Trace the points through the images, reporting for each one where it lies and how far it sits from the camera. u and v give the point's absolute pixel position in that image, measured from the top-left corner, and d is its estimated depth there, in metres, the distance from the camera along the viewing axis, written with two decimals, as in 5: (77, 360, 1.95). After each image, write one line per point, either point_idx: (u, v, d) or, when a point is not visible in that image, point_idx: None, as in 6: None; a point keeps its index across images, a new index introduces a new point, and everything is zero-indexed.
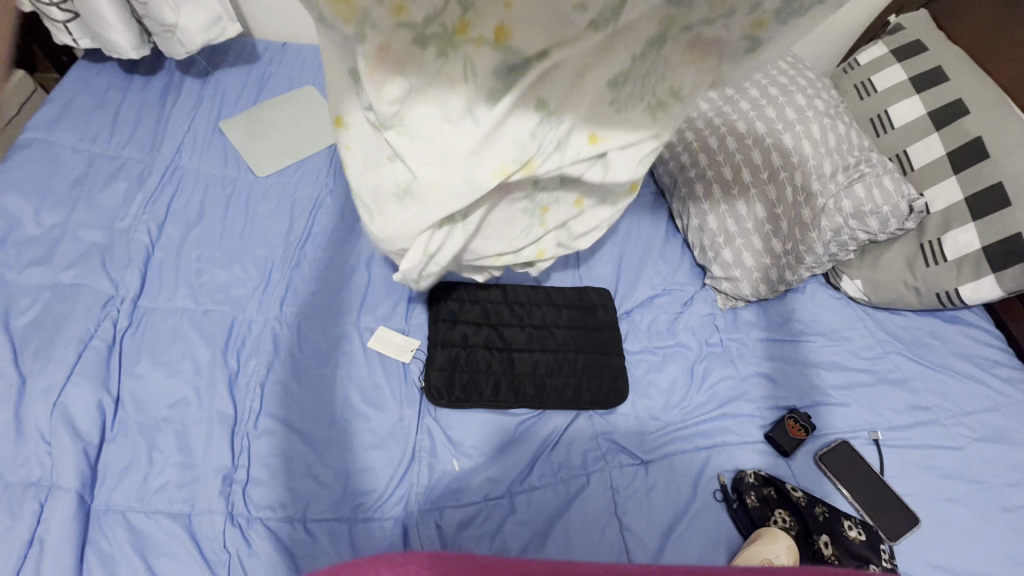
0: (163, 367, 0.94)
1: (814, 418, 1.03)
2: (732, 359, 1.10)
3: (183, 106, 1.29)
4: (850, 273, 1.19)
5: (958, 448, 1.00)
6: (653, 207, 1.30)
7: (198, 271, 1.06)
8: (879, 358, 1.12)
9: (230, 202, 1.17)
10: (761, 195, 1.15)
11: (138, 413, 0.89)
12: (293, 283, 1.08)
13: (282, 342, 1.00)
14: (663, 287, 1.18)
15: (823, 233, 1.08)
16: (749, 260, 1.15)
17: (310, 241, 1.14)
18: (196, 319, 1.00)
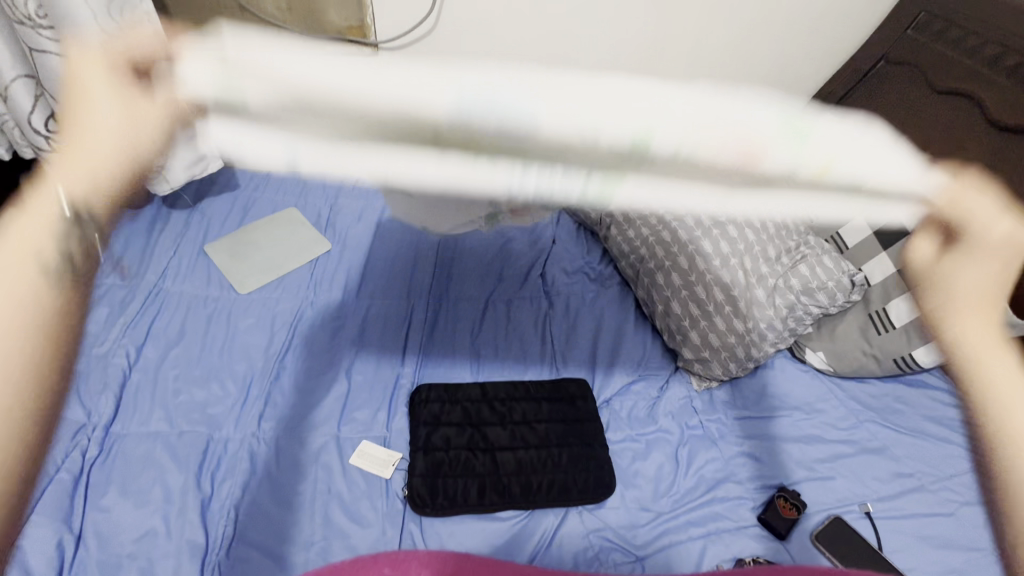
0: (131, 498, 0.90)
1: (804, 495, 1.03)
2: (714, 441, 1.11)
3: (170, 233, 1.36)
4: (811, 345, 1.25)
5: (947, 515, 1.00)
6: (620, 297, 1.38)
7: (176, 391, 1.06)
8: (855, 428, 1.15)
9: (211, 320, 1.20)
10: (715, 279, 1.22)
11: (100, 552, 0.83)
12: (274, 395, 1.08)
13: (260, 459, 0.98)
14: (639, 373, 1.22)
15: (777, 310, 1.21)
16: (715, 341, 1.19)
17: (291, 352, 1.16)
18: (169, 442, 0.98)
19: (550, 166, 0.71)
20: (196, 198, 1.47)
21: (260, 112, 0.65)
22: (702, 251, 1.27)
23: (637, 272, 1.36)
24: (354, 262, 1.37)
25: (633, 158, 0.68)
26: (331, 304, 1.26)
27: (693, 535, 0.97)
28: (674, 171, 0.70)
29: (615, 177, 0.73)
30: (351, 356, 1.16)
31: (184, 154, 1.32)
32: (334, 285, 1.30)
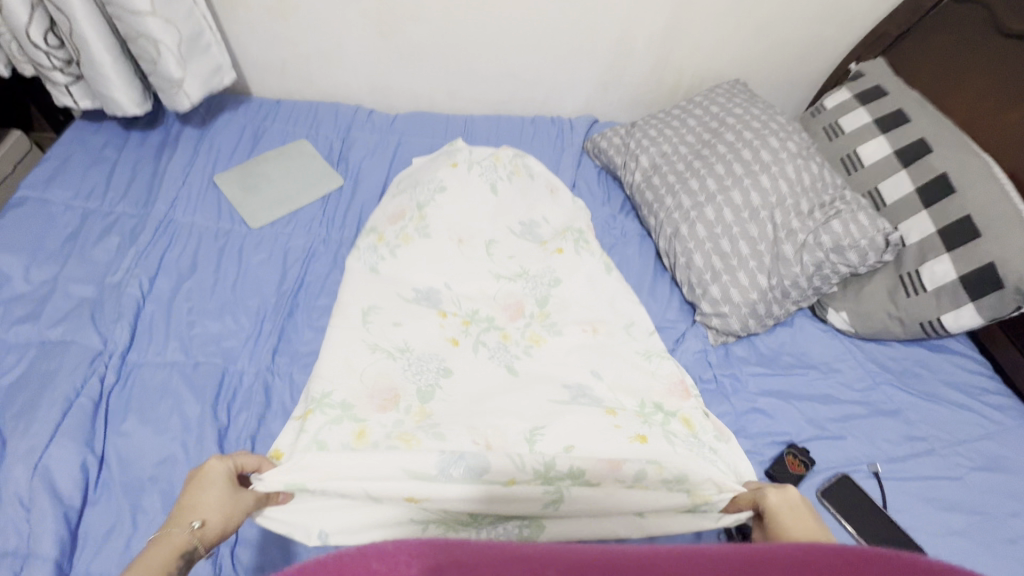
0: (150, 425, 0.92)
1: (813, 453, 1.03)
2: (726, 396, 1.10)
3: (178, 161, 1.32)
4: (834, 305, 1.22)
5: (955, 479, 1.00)
6: (640, 247, 1.34)
7: (190, 323, 1.06)
8: (870, 390, 1.13)
9: (222, 254, 1.18)
10: (743, 233, 1.19)
11: (123, 474, 0.86)
12: (287, 332, 1.08)
13: (274, 392, 0.99)
14: (655, 325, 1.20)
15: (803, 268, 1.16)
16: (736, 297, 1.16)
17: (304, 288, 1.15)
18: (185, 373, 0.99)
19: (558, 331, 1.04)
20: (205, 125, 1.42)
21: (317, 487, 0.72)
22: (731, 200, 1.21)
23: (662, 221, 1.29)
24: (367, 200, 1.33)
25: (597, 343, 1.03)
26: (344, 243, 1.24)
27: None
28: (623, 385, 0.98)
29: (537, 527, 0.78)
30: None
31: (201, 64, 1.26)
32: (347, 223, 1.28)
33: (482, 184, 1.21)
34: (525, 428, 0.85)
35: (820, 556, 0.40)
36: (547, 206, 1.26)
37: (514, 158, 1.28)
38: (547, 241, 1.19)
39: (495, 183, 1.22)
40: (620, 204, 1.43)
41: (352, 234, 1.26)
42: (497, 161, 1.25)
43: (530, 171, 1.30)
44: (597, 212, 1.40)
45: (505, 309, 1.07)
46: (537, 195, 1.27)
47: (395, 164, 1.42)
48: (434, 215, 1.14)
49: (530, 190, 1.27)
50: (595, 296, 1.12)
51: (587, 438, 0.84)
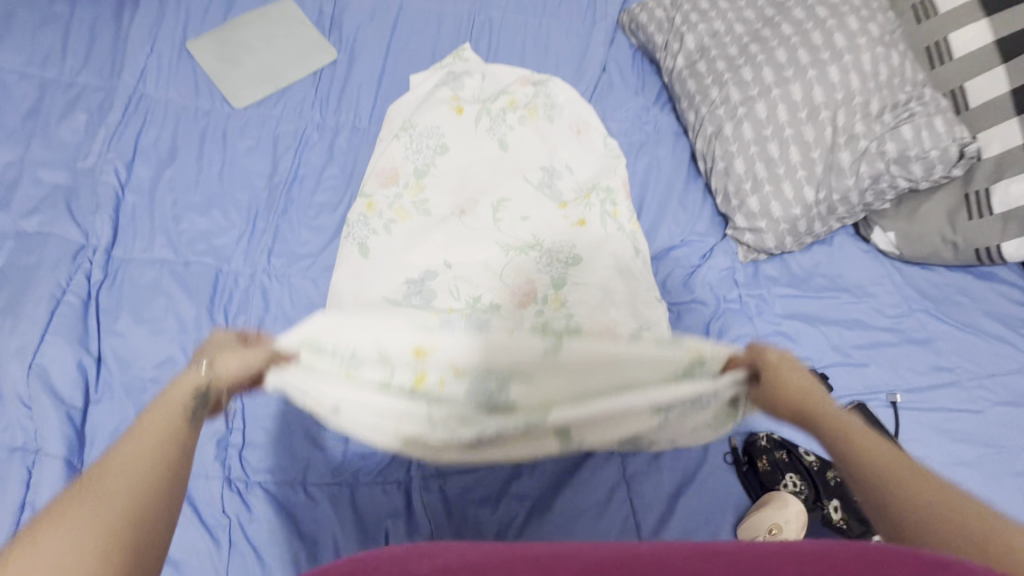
0: (145, 325, 0.88)
1: (832, 379, 0.99)
2: (749, 317, 1.04)
3: (142, 22, 1.13)
4: (883, 224, 1.10)
5: (974, 411, 0.97)
6: (674, 147, 1.18)
7: (176, 218, 0.97)
8: (903, 316, 1.06)
9: (205, 139, 1.05)
10: (796, 136, 1.03)
11: (123, 374, 0.84)
12: (282, 231, 1.00)
13: (272, 297, 0.94)
14: (681, 238, 1.10)
15: (858, 180, 1.02)
16: (776, 211, 1.04)
17: (298, 183, 1.05)
18: (177, 272, 0.93)
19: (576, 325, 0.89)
20: None
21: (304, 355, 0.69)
22: (788, 96, 1.04)
23: (703, 118, 1.12)
24: (365, 81, 1.17)
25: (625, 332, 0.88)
26: (341, 131, 1.11)
27: None
28: None
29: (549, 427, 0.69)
30: None
31: None
32: (343, 108, 1.13)
33: (489, 139, 1.06)
34: (536, 404, 0.71)
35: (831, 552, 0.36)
36: (565, 147, 1.08)
37: (535, 96, 1.11)
38: (569, 202, 1.01)
39: (504, 136, 1.06)
40: (655, 95, 1.25)
41: (349, 121, 1.13)
42: (511, 102, 1.09)
43: (548, 115, 1.10)
44: (628, 104, 1.22)
45: (515, 292, 0.91)
46: (561, 138, 1.09)
47: (396, 36, 1.22)
48: (434, 191, 1.00)
49: (551, 138, 1.08)
50: (608, 300, 0.93)
51: (592, 424, 0.71)
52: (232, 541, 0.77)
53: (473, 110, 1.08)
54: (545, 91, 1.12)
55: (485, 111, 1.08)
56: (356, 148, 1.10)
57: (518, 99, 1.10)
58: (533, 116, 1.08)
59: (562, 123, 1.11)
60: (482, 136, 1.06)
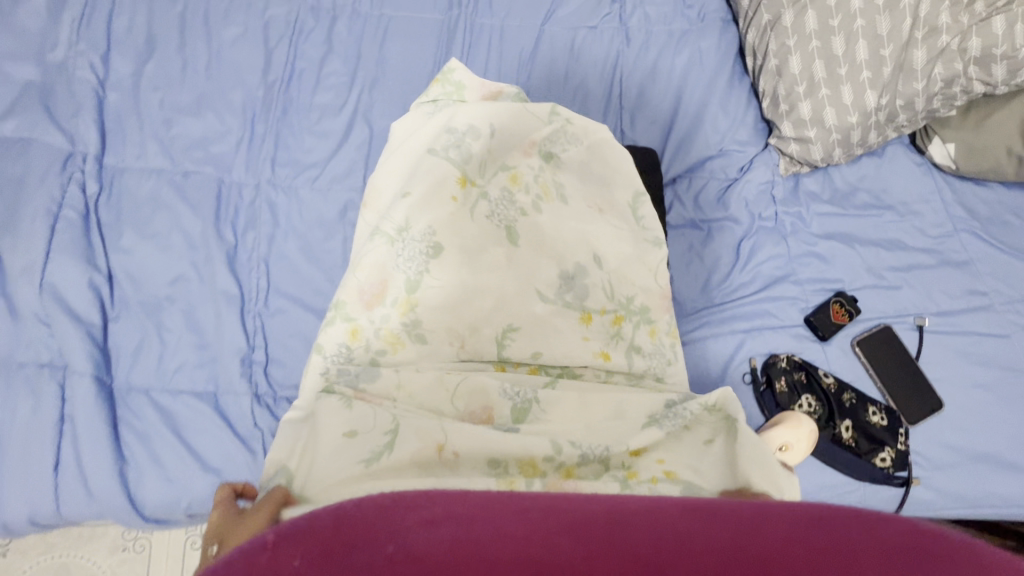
0: (150, 242, 0.84)
1: (860, 302, 0.97)
2: (783, 236, 0.99)
3: None
4: (945, 134, 1.00)
5: (1004, 335, 0.95)
6: (720, 39, 1.04)
7: (166, 122, 0.88)
8: (946, 237, 1.00)
9: (186, 27, 0.93)
10: (866, 28, 0.90)
11: (137, 293, 0.82)
12: (282, 138, 0.91)
13: (280, 210, 0.88)
14: (718, 147, 1.00)
15: (928, 84, 0.91)
16: (830, 118, 0.94)
17: (296, 79, 0.94)
18: (175, 183, 0.86)
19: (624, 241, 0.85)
20: None
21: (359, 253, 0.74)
22: None
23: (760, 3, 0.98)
24: None
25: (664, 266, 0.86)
26: (339, 16, 0.98)
27: (734, 329, 0.94)
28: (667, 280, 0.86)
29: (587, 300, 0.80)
30: (368, 91, 0.95)
31: None
32: None
33: (488, 235, 0.78)
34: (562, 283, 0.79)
35: (791, 528, 0.40)
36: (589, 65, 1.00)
37: (538, 174, 0.84)
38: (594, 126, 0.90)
39: (512, 224, 0.80)
40: None
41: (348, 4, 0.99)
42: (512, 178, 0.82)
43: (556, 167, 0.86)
44: None
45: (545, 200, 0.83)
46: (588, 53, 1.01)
47: None
48: (434, 268, 0.74)
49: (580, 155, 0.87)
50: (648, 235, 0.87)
51: (623, 278, 0.83)
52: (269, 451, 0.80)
53: (471, 146, 0.80)
54: (563, 119, 0.86)
55: (485, 192, 0.80)
56: (358, 36, 0.97)
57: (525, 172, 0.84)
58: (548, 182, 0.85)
59: (580, 183, 0.86)
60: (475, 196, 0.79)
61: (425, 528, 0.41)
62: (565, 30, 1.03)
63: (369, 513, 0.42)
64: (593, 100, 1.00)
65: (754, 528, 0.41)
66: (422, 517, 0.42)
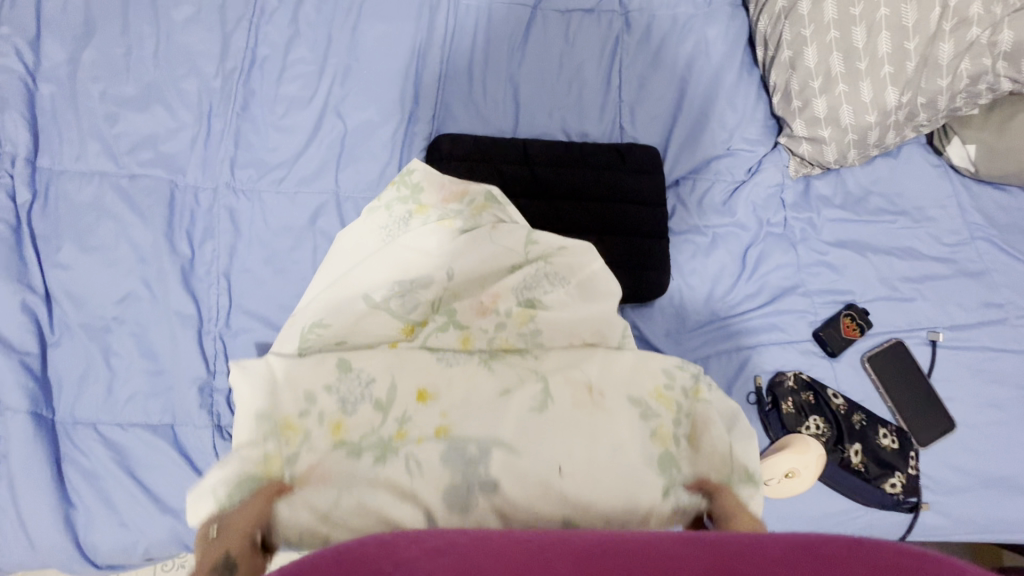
0: (94, 256, 0.74)
1: (872, 315, 0.91)
2: (792, 243, 0.92)
3: None
4: (964, 134, 0.94)
5: (1018, 350, 0.90)
6: (728, 26, 0.95)
7: (108, 117, 0.78)
8: (962, 245, 0.95)
9: (130, 6, 0.81)
10: (890, 18, 0.82)
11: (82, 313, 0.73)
12: (244, 135, 0.82)
13: (242, 218, 0.79)
14: (726, 146, 0.93)
15: (954, 80, 0.84)
16: (847, 116, 0.86)
17: (258, 67, 0.84)
18: (121, 188, 0.77)
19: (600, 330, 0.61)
20: None
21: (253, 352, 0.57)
22: None
23: None
24: None
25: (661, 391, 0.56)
26: None
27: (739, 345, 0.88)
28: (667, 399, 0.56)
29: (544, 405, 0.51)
30: (341, 81, 0.85)
31: None
32: None
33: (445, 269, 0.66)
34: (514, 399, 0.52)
35: (788, 552, 0.32)
36: (585, 53, 0.92)
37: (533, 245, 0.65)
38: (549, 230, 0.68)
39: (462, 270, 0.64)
40: None
41: None
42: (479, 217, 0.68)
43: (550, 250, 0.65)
44: None
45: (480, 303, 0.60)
46: (584, 36, 0.92)
47: None
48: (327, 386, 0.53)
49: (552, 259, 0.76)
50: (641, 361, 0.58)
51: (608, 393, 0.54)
52: None
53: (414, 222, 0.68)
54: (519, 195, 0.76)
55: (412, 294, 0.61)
56: (329, 18, 0.87)
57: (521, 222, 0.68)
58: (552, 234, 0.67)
59: (583, 261, 0.65)
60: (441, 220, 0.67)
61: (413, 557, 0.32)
62: (558, 13, 0.93)
63: (355, 546, 0.34)
64: (589, 93, 0.91)
65: (767, 550, 0.33)
66: (422, 547, 0.34)
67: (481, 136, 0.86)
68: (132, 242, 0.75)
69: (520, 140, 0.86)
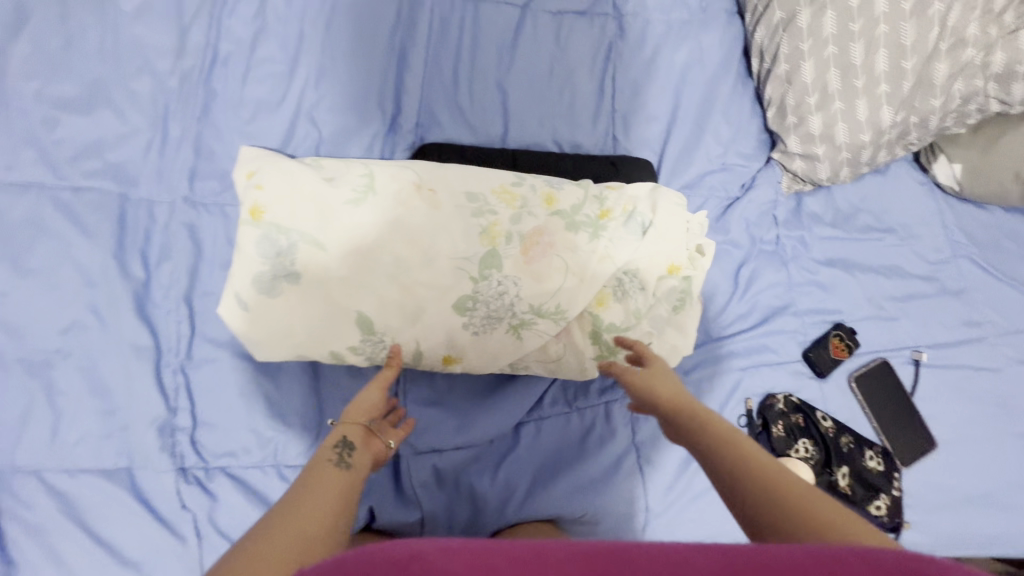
0: (32, 280, 0.66)
1: (859, 334, 0.91)
2: (784, 262, 0.91)
3: None
4: (951, 153, 0.94)
5: (995, 369, 0.92)
6: (723, 35, 0.92)
7: (46, 121, 0.69)
8: (945, 263, 0.95)
9: None
10: (889, 36, 0.80)
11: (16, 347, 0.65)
12: (205, 143, 0.74)
13: (204, 236, 0.72)
14: (720, 161, 0.90)
15: (946, 101, 0.83)
16: (841, 135, 0.85)
17: (221, 67, 0.75)
18: (62, 202, 0.68)
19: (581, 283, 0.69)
20: None
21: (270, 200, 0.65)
22: None
23: None
24: None
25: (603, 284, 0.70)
26: None
27: (731, 367, 0.86)
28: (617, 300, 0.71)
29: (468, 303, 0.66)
30: (314, 84, 0.78)
31: None
32: None
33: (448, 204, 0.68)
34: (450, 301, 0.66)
35: (800, 557, 0.34)
36: (577, 59, 0.87)
37: (546, 219, 0.70)
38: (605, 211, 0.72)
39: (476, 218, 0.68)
40: None
41: None
42: (508, 203, 0.69)
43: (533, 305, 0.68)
44: None
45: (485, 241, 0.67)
46: (576, 39, 0.87)
47: None
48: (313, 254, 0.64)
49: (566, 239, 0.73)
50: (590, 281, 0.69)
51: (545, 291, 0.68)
52: (203, 534, 0.67)
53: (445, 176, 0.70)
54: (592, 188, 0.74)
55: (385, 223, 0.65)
56: (299, 11, 0.78)
57: (532, 229, 0.69)
58: (571, 254, 0.69)
59: (597, 269, 0.69)
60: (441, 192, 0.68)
61: (432, 553, 0.34)
62: (550, 14, 0.87)
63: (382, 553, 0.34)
64: (582, 102, 0.86)
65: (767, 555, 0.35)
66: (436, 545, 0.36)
67: (469, 145, 0.81)
68: (78, 264, 0.67)
69: (509, 150, 0.81)
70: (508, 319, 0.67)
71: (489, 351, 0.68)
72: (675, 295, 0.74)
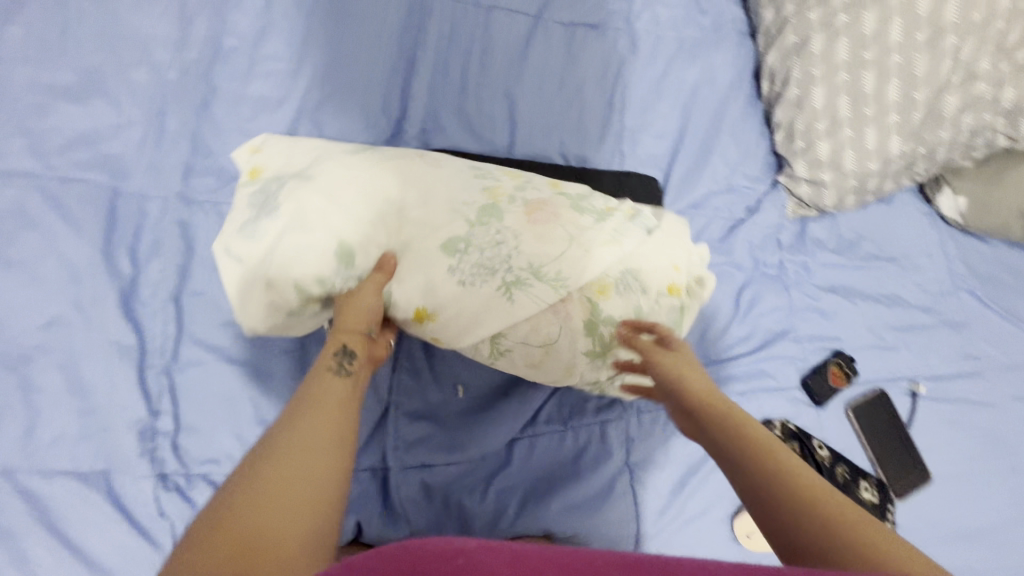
0: (14, 272, 0.63)
1: (858, 363, 0.90)
2: (786, 286, 0.90)
3: None
4: (956, 186, 0.94)
5: (991, 404, 0.91)
6: (734, 55, 0.91)
7: (39, 107, 0.66)
8: (946, 295, 0.95)
9: None
10: (902, 65, 0.80)
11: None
12: (203, 137, 0.72)
13: (197, 234, 0.70)
14: (727, 181, 0.89)
15: (955, 134, 0.83)
16: (849, 162, 0.84)
17: (224, 61, 0.73)
18: (50, 192, 0.65)
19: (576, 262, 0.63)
20: None
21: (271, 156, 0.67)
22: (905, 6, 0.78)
23: (786, 20, 0.86)
24: None
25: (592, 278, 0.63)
26: None
27: (729, 391, 0.85)
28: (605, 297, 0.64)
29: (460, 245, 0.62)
30: (319, 83, 0.76)
31: None
32: None
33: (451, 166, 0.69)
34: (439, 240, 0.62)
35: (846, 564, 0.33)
36: (588, 71, 0.86)
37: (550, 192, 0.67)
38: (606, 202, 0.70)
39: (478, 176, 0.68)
40: None
41: None
42: (511, 176, 0.69)
43: (519, 254, 0.62)
44: None
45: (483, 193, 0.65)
46: (588, 51, 0.86)
47: None
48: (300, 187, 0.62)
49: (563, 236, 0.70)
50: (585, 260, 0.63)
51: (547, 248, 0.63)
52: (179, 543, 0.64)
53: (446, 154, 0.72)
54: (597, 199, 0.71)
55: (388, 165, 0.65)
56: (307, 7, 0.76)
57: (535, 194, 0.67)
58: (576, 227, 0.65)
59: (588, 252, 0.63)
60: (441, 167, 0.68)
61: (472, 548, 0.34)
62: (562, 24, 0.85)
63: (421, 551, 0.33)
64: (590, 115, 0.85)
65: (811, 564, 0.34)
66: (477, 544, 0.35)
67: (476, 152, 0.79)
68: (64, 257, 0.65)
69: (516, 159, 0.79)
70: (499, 273, 0.61)
71: (469, 309, 0.61)
72: (674, 314, 0.67)
